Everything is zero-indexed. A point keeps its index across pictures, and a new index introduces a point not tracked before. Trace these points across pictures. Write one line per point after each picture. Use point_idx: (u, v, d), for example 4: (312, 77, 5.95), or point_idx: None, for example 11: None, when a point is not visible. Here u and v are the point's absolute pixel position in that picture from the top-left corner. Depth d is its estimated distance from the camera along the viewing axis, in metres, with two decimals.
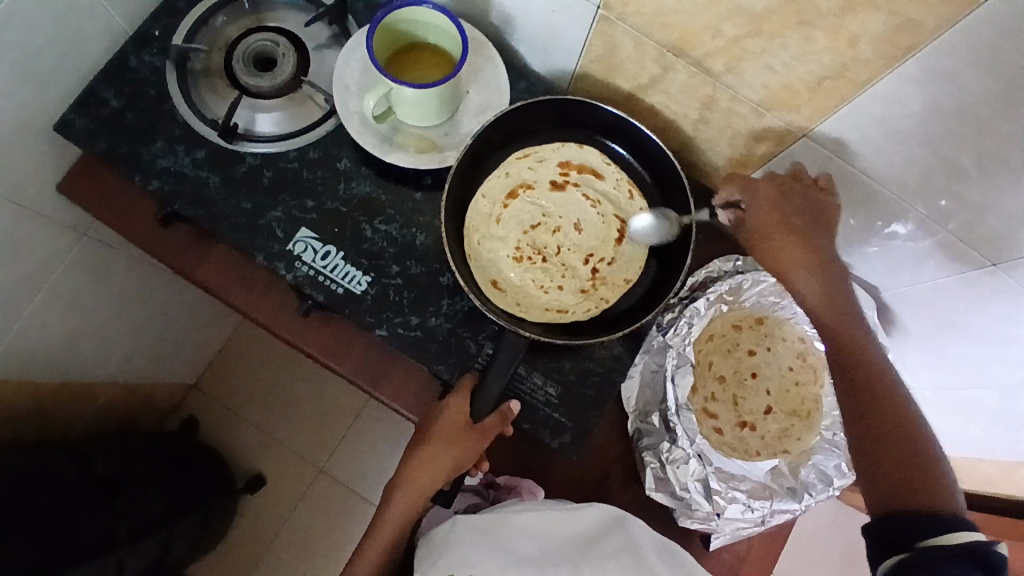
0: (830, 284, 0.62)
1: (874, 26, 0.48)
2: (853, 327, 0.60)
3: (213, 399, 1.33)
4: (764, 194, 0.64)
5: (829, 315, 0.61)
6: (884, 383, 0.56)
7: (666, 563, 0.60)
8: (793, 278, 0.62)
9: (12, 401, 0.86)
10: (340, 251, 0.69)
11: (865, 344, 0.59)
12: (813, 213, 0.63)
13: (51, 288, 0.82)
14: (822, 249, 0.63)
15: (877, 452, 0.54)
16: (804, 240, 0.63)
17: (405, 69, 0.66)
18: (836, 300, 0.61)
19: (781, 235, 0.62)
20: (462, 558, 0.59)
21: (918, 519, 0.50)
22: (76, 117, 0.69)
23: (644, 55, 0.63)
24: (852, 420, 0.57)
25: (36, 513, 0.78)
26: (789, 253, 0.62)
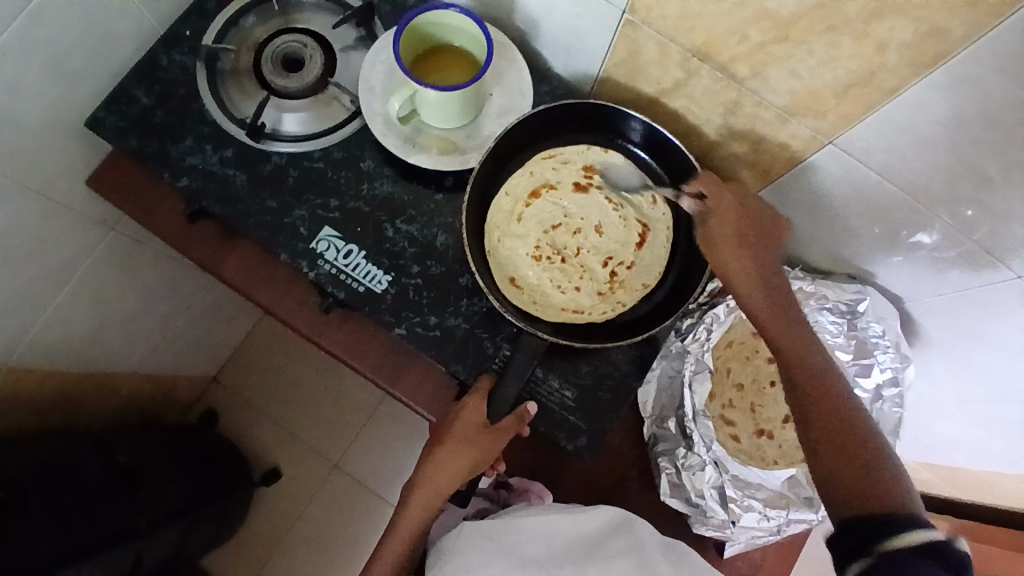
0: (783, 300, 0.61)
1: (901, 33, 0.47)
2: (786, 329, 0.59)
3: (232, 393, 1.35)
4: (729, 205, 0.64)
5: (768, 320, 0.60)
6: (817, 382, 0.56)
7: (670, 559, 0.60)
8: (742, 291, 0.62)
9: (39, 390, 0.88)
10: (362, 250, 0.70)
11: (802, 335, 0.58)
12: (765, 235, 0.64)
13: (79, 281, 0.84)
14: (756, 245, 0.63)
15: (833, 445, 0.53)
16: (747, 243, 0.63)
17: (429, 71, 0.67)
18: (780, 305, 0.60)
19: (737, 254, 0.62)
20: (466, 564, 0.58)
21: (867, 513, 0.48)
22: (108, 113, 0.71)
23: (668, 60, 0.63)
24: (804, 418, 0.55)
25: (58, 500, 0.79)
26: (732, 262, 0.62)
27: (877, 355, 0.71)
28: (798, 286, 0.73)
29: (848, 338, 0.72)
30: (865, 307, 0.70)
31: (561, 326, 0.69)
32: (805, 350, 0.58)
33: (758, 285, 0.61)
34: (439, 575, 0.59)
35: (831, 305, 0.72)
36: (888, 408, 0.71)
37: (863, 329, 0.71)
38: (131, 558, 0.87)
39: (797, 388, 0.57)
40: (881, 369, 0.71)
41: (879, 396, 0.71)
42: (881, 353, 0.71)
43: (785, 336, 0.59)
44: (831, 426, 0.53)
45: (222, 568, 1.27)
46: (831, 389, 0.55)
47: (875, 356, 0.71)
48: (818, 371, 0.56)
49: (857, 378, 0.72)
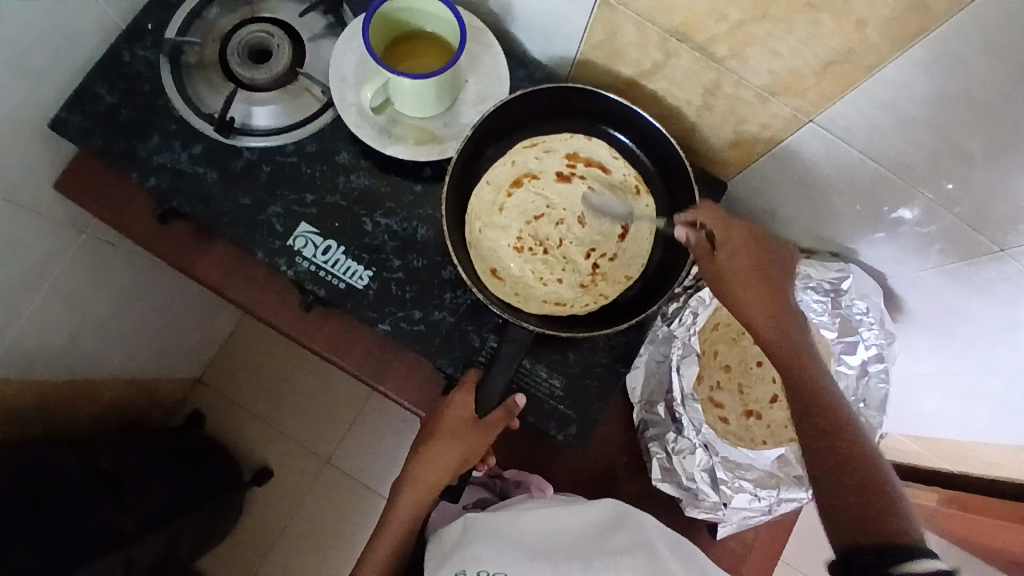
0: (797, 330, 0.58)
1: (881, 9, 0.46)
2: (802, 360, 0.57)
3: (218, 394, 1.33)
4: (740, 235, 0.60)
5: (781, 351, 0.58)
6: (832, 419, 0.54)
7: (679, 556, 0.59)
8: (755, 321, 0.59)
9: (17, 401, 0.86)
10: (341, 246, 0.68)
11: (816, 370, 0.56)
12: (775, 263, 0.61)
13: (52, 287, 0.82)
14: (769, 274, 0.60)
15: (843, 483, 0.51)
16: (763, 273, 0.60)
17: (401, 59, 0.65)
18: (794, 336, 0.58)
19: (750, 285, 0.59)
20: (473, 555, 0.58)
21: (885, 551, 0.46)
22: (70, 113, 0.68)
23: (646, 41, 0.61)
24: (812, 456, 0.53)
25: (42, 512, 0.78)
26: (744, 290, 0.59)
27: (861, 332, 0.71)
28: None
29: (832, 316, 0.72)
30: (848, 285, 0.70)
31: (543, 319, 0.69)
32: (821, 385, 0.55)
33: (776, 314, 0.59)
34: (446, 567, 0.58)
35: (815, 284, 0.71)
36: (874, 383, 0.71)
37: (847, 307, 0.71)
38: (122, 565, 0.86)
39: (806, 420, 0.55)
40: (866, 346, 0.71)
41: (864, 372, 0.71)
42: (865, 331, 0.71)
43: (803, 366, 0.56)
44: (847, 462, 0.51)
45: (216, 569, 1.27)
46: (845, 426, 0.53)
47: (860, 334, 0.71)
48: (833, 406, 0.54)
49: (842, 356, 0.72)
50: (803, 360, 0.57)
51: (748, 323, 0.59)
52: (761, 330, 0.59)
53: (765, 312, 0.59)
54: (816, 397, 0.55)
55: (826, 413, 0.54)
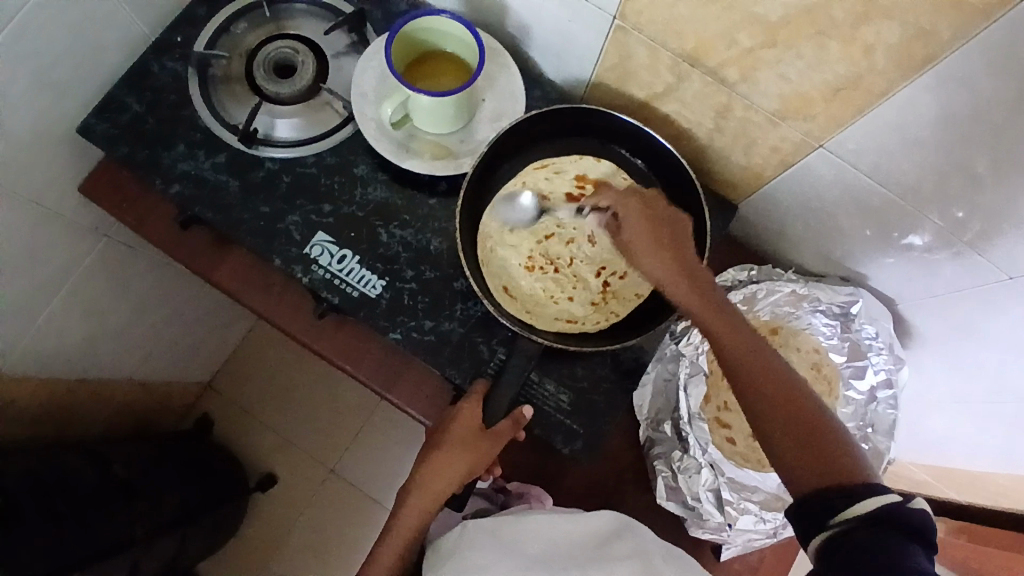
0: (711, 288, 0.57)
1: (888, 37, 0.48)
2: (716, 316, 0.55)
3: (227, 401, 1.34)
4: (637, 206, 0.61)
5: (704, 312, 0.56)
6: (758, 366, 0.52)
7: (672, 564, 0.60)
8: (676, 286, 0.57)
9: (32, 401, 0.87)
10: (356, 255, 0.70)
11: (735, 321, 0.55)
12: (669, 222, 0.60)
13: (72, 290, 0.84)
14: (664, 237, 0.59)
15: (787, 431, 0.50)
16: (661, 230, 0.59)
17: (421, 77, 0.67)
18: (713, 292, 0.57)
19: (659, 249, 0.58)
20: (471, 563, 0.58)
21: (839, 493, 0.46)
22: (99, 121, 0.71)
23: (658, 64, 0.63)
24: (753, 412, 0.51)
25: (51, 510, 0.79)
26: (651, 253, 0.58)
27: (870, 357, 0.71)
28: (791, 289, 0.73)
29: (842, 340, 0.72)
30: (857, 309, 0.71)
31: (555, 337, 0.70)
32: (739, 335, 0.54)
33: (677, 269, 0.58)
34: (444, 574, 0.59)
35: (824, 307, 0.72)
36: (882, 409, 0.71)
37: (857, 331, 0.71)
38: (127, 565, 0.86)
39: (737, 380, 0.52)
40: (875, 371, 0.71)
41: (873, 397, 0.71)
42: (874, 355, 0.71)
43: (719, 321, 0.55)
44: (786, 411, 0.50)
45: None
46: (773, 370, 0.52)
47: (868, 358, 0.71)
48: (759, 353, 0.53)
49: (851, 380, 0.71)
50: (727, 314, 0.55)
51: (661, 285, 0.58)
52: (678, 295, 0.57)
53: (666, 266, 0.58)
54: (737, 350, 0.53)
55: (751, 361, 0.52)
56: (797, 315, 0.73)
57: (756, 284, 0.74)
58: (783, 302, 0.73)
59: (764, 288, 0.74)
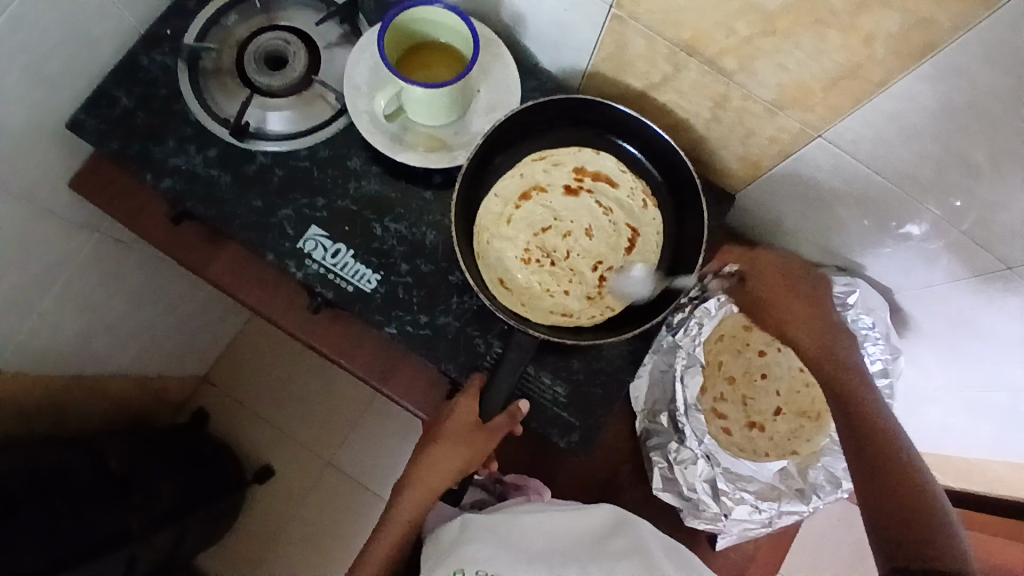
0: (840, 346, 0.61)
1: (888, 26, 0.47)
2: (846, 377, 0.60)
3: (225, 394, 1.34)
4: (772, 275, 0.65)
5: (828, 365, 0.61)
6: (875, 431, 0.56)
7: (674, 561, 0.60)
8: (796, 332, 0.63)
9: (27, 397, 0.87)
10: (350, 249, 0.69)
11: (864, 387, 0.59)
12: (815, 292, 0.64)
13: (65, 285, 0.83)
14: (790, 302, 0.63)
15: (887, 498, 0.53)
16: (793, 294, 0.64)
17: (414, 68, 0.66)
18: (834, 348, 0.61)
19: (787, 297, 0.64)
20: (473, 553, 0.58)
21: (935, 572, 0.48)
22: (88, 116, 0.70)
23: (655, 54, 0.62)
24: (861, 473, 0.55)
25: (49, 505, 0.79)
26: (789, 312, 0.63)
27: (867, 347, 0.71)
28: None
29: None
30: (854, 299, 0.71)
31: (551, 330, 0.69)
32: (864, 401, 0.58)
33: (815, 324, 0.62)
34: (445, 564, 0.58)
35: None
36: None
37: (853, 322, 0.71)
38: (127, 559, 0.86)
39: (852, 438, 0.57)
40: (872, 361, 0.71)
41: None
42: (871, 345, 0.71)
43: (850, 385, 0.59)
44: (888, 479, 0.54)
45: (218, 567, 1.27)
46: (892, 439, 0.56)
47: (865, 348, 0.71)
48: (881, 420, 0.57)
49: None
50: (852, 376, 0.59)
51: (795, 340, 0.63)
52: (806, 346, 0.62)
53: (806, 325, 0.62)
54: (860, 414, 0.57)
55: (869, 428, 0.56)
56: None
57: None
58: None
59: None
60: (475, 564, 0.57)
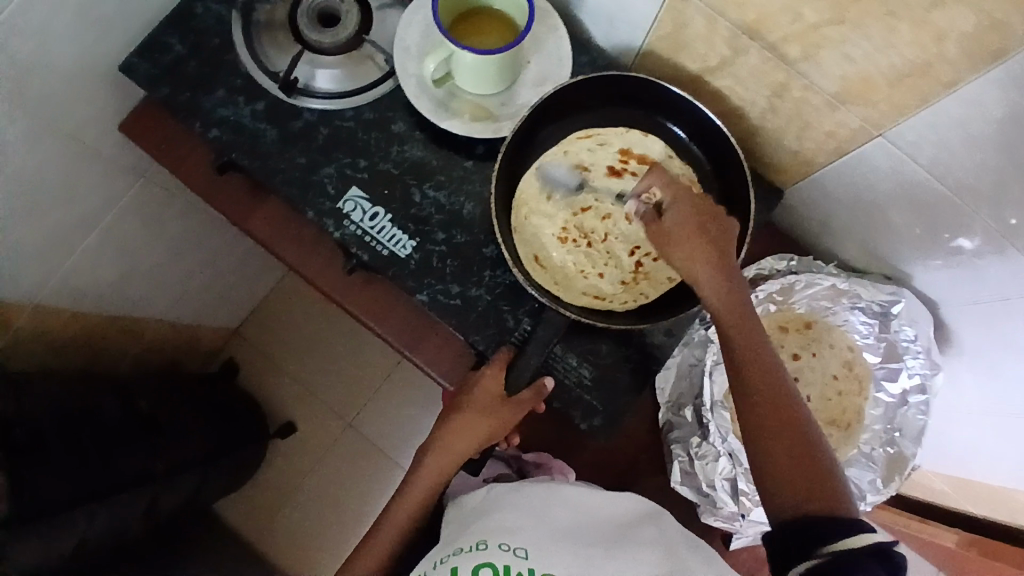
0: (736, 285, 0.56)
1: (963, 25, 0.44)
2: (739, 315, 0.55)
3: (252, 349, 1.37)
4: (684, 207, 0.58)
5: (725, 308, 0.55)
6: (766, 376, 0.52)
7: (699, 556, 0.58)
8: (700, 275, 0.56)
9: (63, 333, 0.90)
10: (388, 214, 0.69)
11: (753, 324, 0.55)
12: (706, 218, 0.58)
13: (109, 227, 0.85)
14: (695, 233, 0.57)
15: (778, 448, 0.50)
16: (702, 232, 0.57)
17: (466, 34, 0.65)
18: (742, 299, 0.56)
19: (694, 236, 0.57)
20: (497, 526, 0.59)
21: (822, 525, 0.46)
22: (142, 61, 0.70)
23: (714, 35, 0.60)
24: (749, 422, 0.52)
25: (78, 442, 0.81)
26: (687, 249, 0.57)
27: (906, 359, 0.68)
28: (831, 283, 0.70)
29: (878, 339, 0.70)
30: (898, 310, 0.68)
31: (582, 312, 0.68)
32: (755, 337, 0.54)
33: (704, 265, 0.56)
34: (469, 534, 0.60)
35: (864, 304, 0.70)
36: (913, 414, 0.69)
37: (895, 333, 0.69)
38: (149, 500, 0.89)
39: (744, 381, 0.53)
40: (909, 375, 0.68)
41: (904, 401, 0.69)
42: (911, 359, 0.68)
43: (737, 322, 0.55)
44: (782, 427, 0.51)
45: (234, 516, 1.31)
46: (782, 384, 0.52)
47: (904, 361, 0.69)
48: (770, 357, 0.53)
49: (883, 382, 0.70)
50: (747, 318, 0.55)
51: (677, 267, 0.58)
52: (709, 292, 0.56)
53: (710, 265, 0.56)
54: (751, 351, 0.53)
55: (755, 364, 0.53)
56: (834, 310, 0.71)
57: (796, 275, 0.71)
58: (821, 296, 0.71)
59: (804, 279, 0.71)
60: (496, 535, 0.58)
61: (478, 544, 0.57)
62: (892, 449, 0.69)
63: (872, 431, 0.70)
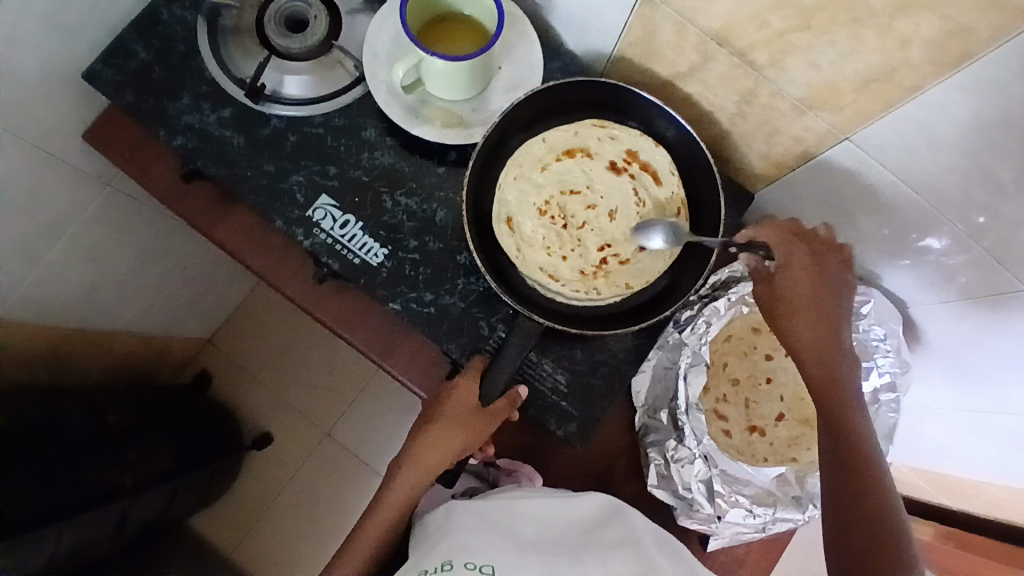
0: (838, 356, 0.58)
1: (927, 30, 0.45)
2: (841, 388, 0.57)
3: (227, 358, 1.34)
4: (801, 260, 0.59)
5: (816, 374, 0.58)
6: (857, 444, 0.55)
7: (666, 554, 0.59)
8: (801, 338, 0.59)
9: (30, 347, 0.87)
10: (359, 221, 0.68)
11: (851, 404, 0.57)
12: (835, 291, 0.60)
13: (74, 237, 0.83)
14: (818, 305, 0.58)
15: (853, 508, 0.53)
16: (818, 304, 0.59)
17: (436, 40, 0.65)
18: (837, 368, 0.58)
19: (802, 294, 0.59)
20: (460, 544, 0.57)
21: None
22: (105, 68, 0.69)
23: (684, 42, 0.60)
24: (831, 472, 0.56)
25: (44, 457, 0.79)
26: (804, 317, 0.58)
27: (876, 358, 0.70)
28: None
29: None
30: (868, 310, 0.69)
31: (532, 287, 0.69)
32: (852, 422, 0.56)
33: (817, 330, 0.58)
34: (432, 554, 0.58)
35: None
36: (884, 412, 0.70)
37: (864, 332, 0.70)
38: (116, 516, 0.86)
39: (836, 458, 0.56)
40: (879, 373, 0.69)
41: (874, 400, 0.70)
42: (881, 357, 0.69)
43: (840, 400, 0.57)
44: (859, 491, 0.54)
45: (208, 529, 1.28)
46: (872, 464, 0.55)
47: (874, 360, 0.70)
48: (861, 437, 0.56)
49: None
50: (845, 382, 0.57)
51: (789, 337, 0.59)
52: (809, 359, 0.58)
53: (808, 330, 0.58)
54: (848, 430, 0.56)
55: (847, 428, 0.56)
56: None
57: None
58: None
59: None
60: (457, 556, 0.56)
61: (441, 566, 0.55)
62: None
63: None
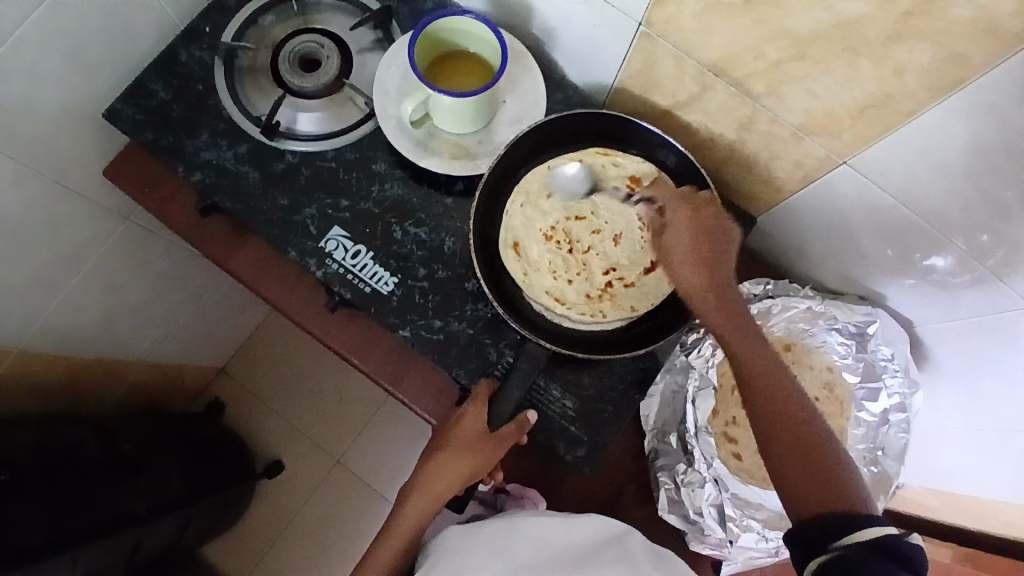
0: (733, 303, 0.58)
1: (920, 58, 0.47)
2: (750, 333, 0.56)
3: (240, 386, 1.36)
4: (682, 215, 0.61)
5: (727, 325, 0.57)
6: (771, 389, 0.54)
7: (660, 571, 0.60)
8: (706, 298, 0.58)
9: (44, 376, 0.89)
10: (370, 251, 0.70)
11: (769, 352, 0.56)
12: (712, 236, 0.60)
13: (91, 269, 0.85)
14: (714, 253, 0.59)
15: (785, 448, 0.52)
16: (703, 262, 0.58)
17: (443, 76, 0.67)
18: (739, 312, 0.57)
19: (689, 253, 0.59)
20: (459, 565, 0.59)
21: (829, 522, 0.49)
22: (126, 106, 0.72)
23: (684, 73, 0.62)
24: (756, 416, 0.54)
25: (59, 482, 0.80)
26: (685, 259, 0.59)
27: (885, 379, 0.69)
28: (806, 306, 0.72)
29: (857, 359, 0.71)
30: (874, 330, 0.69)
31: (539, 312, 0.70)
32: (765, 359, 0.55)
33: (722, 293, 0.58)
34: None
35: (840, 325, 0.71)
36: (894, 432, 0.69)
37: (872, 352, 0.70)
38: (128, 544, 0.87)
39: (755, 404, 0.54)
40: (889, 394, 0.69)
41: (885, 420, 0.69)
42: (889, 378, 0.69)
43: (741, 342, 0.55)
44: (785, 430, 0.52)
45: (220, 558, 1.28)
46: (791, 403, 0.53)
47: (883, 381, 0.69)
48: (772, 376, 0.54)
49: (864, 403, 0.70)
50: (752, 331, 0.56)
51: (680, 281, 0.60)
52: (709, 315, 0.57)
53: (696, 276, 0.58)
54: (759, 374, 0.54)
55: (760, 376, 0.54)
56: (812, 332, 0.72)
57: (771, 299, 0.72)
58: (798, 319, 0.72)
59: (779, 303, 0.72)
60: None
61: None
62: (876, 468, 0.69)
63: (855, 451, 0.69)
